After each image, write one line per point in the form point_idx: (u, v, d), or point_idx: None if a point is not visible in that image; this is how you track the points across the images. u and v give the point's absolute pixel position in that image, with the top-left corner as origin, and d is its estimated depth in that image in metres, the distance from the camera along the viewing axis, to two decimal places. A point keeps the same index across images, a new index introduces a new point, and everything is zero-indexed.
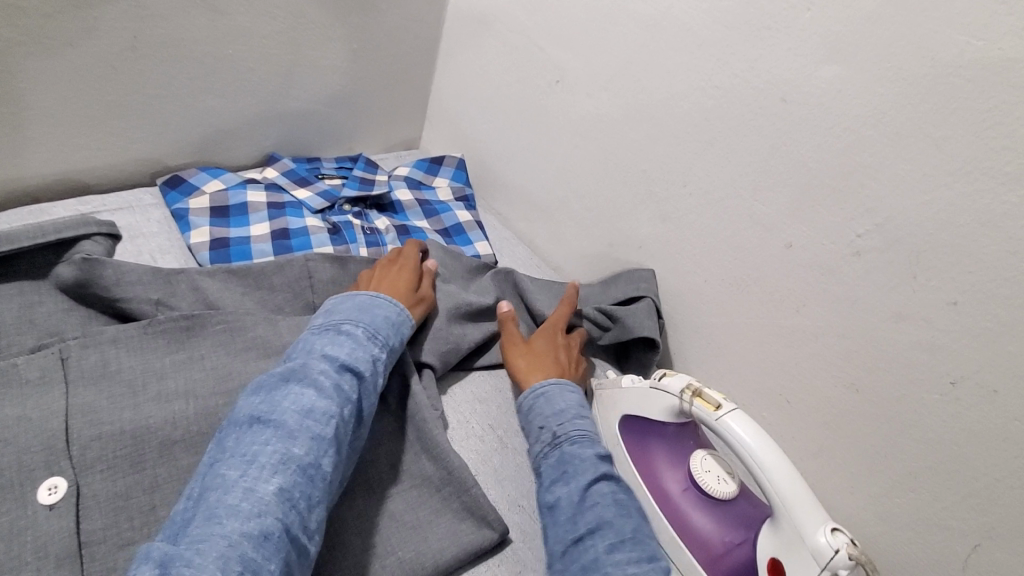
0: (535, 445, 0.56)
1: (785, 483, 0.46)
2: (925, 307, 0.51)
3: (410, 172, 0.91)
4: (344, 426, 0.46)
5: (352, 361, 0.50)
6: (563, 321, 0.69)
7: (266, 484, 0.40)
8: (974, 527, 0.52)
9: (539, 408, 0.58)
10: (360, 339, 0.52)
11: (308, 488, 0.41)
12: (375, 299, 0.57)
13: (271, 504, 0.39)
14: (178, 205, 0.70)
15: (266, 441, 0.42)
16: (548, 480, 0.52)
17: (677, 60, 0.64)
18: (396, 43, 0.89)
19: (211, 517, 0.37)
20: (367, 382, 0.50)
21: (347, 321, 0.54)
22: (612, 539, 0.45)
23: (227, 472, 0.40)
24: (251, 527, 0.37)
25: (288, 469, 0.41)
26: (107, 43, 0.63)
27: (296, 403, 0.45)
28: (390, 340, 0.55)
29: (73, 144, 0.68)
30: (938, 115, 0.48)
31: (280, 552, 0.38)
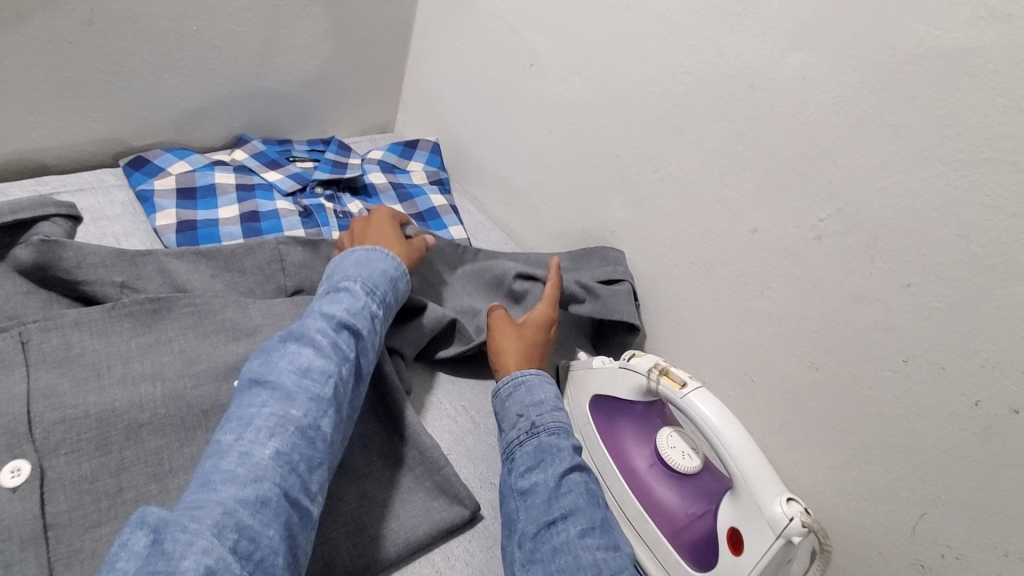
0: (511, 430, 0.55)
1: (745, 456, 0.48)
2: (882, 289, 0.53)
3: (384, 155, 0.90)
4: (343, 385, 0.47)
5: (349, 318, 0.50)
6: (552, 319, 0.67)
7: (264, 448, 0.40)
8: (921, 496, 0.55)
9: (518, 396, 0.57)
10: (358, 297, 0.53)
11: (306, 449, 0.41)
12: (371, 253, 0.58)
13: (268, 467, 0.39)
14: (143, 186, 0.69)
15: (262, 403, 0.42)
16: (521, 467, 0.51)
17: (650, 45, 0.65)
18: (369, 23, 0.87)
19: (206, 484, 0.37)
20: (365, 340, 0.51)
21: (344, 279, 0.54)
22: (583, 524, 0.46)
23: (224, 436, 0.40)
24: (248, 493, 0.37)
25: (284, 432, 0.41)
26: (61, 16, 0.61)
27: (293, 364, 0.45)
28: (387, 296, 0.56)
29: (28, 122, 0.66)
30: (897, 102, 0.49)
31: (280, 515, 0.38)
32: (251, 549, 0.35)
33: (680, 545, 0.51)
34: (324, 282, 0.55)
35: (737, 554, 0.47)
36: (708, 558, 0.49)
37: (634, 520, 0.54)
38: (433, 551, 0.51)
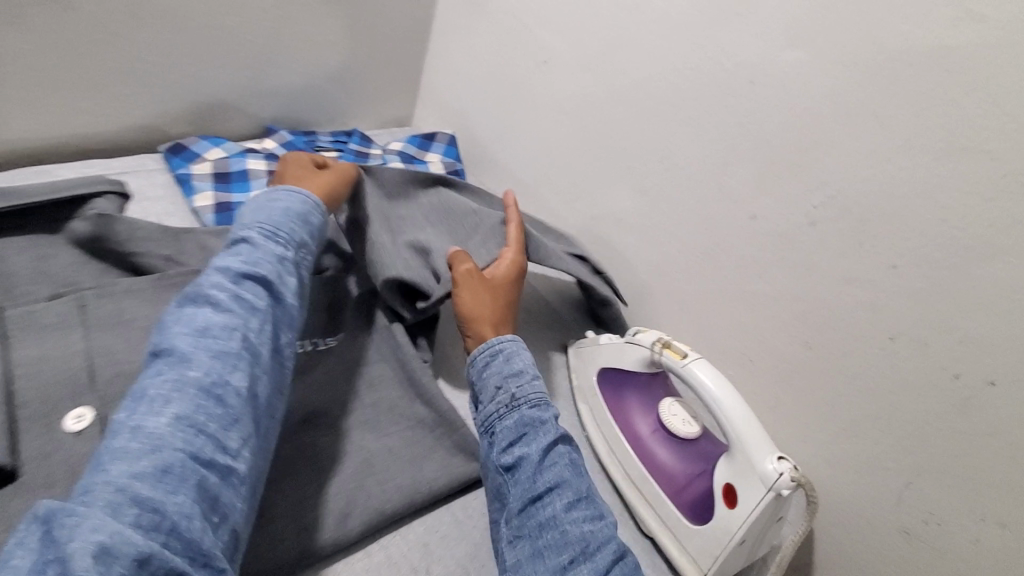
0: (489, 404, 0.53)
1: (740, 419, 0.52)
2: (871, 271, 0.58)
3: (403, 146, 0.95)
4: (252, 336, 0.44)
5: (250, 268, 0.47)
6: (523, 268, 0.68)
7: (160, 416, 0.37)
8: (905, 466, 0.59)
9: (496, 367, 0.56)
10: (260, 245, 0.50)
11: (214, 408, 0.39)
12: (272, 196, 0.55)
13: (166, 435, 0.37)
14: (182, 170, 0.74)
15: (158, 372, 0.40)
16: (504, 442, 0.51)
17: (656, 43, 0.69)
18: (390, 21, 0.92)
19: (97, 467, 0.35)
20: (275, 286, 0.48)
21: (243, 229, 0.51)
22: (569, 496, 0.46)
23: (118, 415, 0.38)
24: (144, 465, 0.35)
25: (184, 395, 0.39)
26: (113, 10, 0.66)
27: (190, 326, 0.42)
28: (295, 234, 0.53)
29: (77, 108, 0.71)
30: (884, 97, 0.53)
31: (188, 480, 0.36)
32: (157, 519, 0.33)
33: (680, 503, 0.55)
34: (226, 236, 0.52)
35: (731, 508, 0.51)
36: (704, 514, 0.53)
37: (637, 480, 0.58)
38: (451, 502, 0.56)
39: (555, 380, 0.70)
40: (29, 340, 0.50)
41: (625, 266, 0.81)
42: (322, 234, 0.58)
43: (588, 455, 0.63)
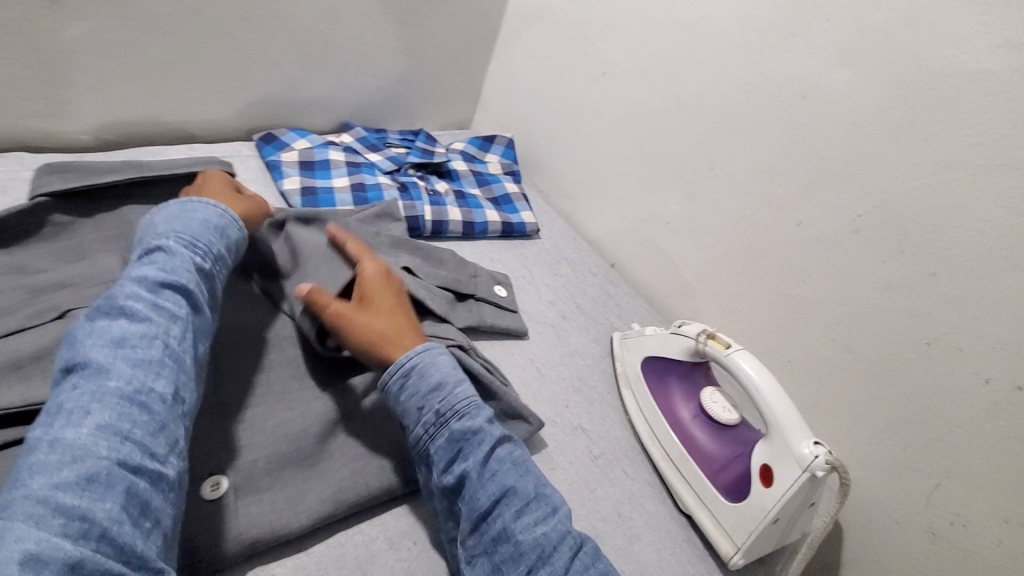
0: (416, 425, 0.50)
1: (779, 405, 0.56)
2: (911, 278, 0.61)
3: (465, 147, 1.02)
4: (175, 343, 0.43)
5: (168, 277, 0.46)
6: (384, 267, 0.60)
7: (78, 427, 0.36)
8: (934, 468, 0.61)
9: (411, 387, 0.51)
10: (175, 255, 0.48)
11: (139, 415, 0.38)
12: (185, 207, 0.54)
13: (89, 444, 0.36)
14: (273, 156, 0.82)
15: (72, 386, 0.38)
16: (441, 463, 0.48)
17: (712, 59, 0.75)
18: (459, 31, 1.00)
19: (14, 483, 0.33)
20: (195, 294, 0.47)
21: (156, 241, 0.49)
22: (517, 503, 0.47)
23: (32, 433, 0.36)
24: (67, 475, 0.34)
25: (105, 405, 0.37)
26: (225, 13, 0.75)
27: (105, 337, 0.41)
28: (210, 245, 0.52)
29: (187, 98, 0.80)
30: (928, 114, 0.57)
31: (116, 486, 0.35)
32: (85, 526, 0.33)
33: (719, 483, 0.59)
34: (136, 248, 0.50)
35: (767, 486, 0.55)
36: (740, 492, 0.57)
37: (677, 460, 0.63)
38: None
39: (601, 367, 0.74)
40: None
41: (671, 266, 0.86)
42: (240, 249, 0.57)
43: (631, 436, 0.68)
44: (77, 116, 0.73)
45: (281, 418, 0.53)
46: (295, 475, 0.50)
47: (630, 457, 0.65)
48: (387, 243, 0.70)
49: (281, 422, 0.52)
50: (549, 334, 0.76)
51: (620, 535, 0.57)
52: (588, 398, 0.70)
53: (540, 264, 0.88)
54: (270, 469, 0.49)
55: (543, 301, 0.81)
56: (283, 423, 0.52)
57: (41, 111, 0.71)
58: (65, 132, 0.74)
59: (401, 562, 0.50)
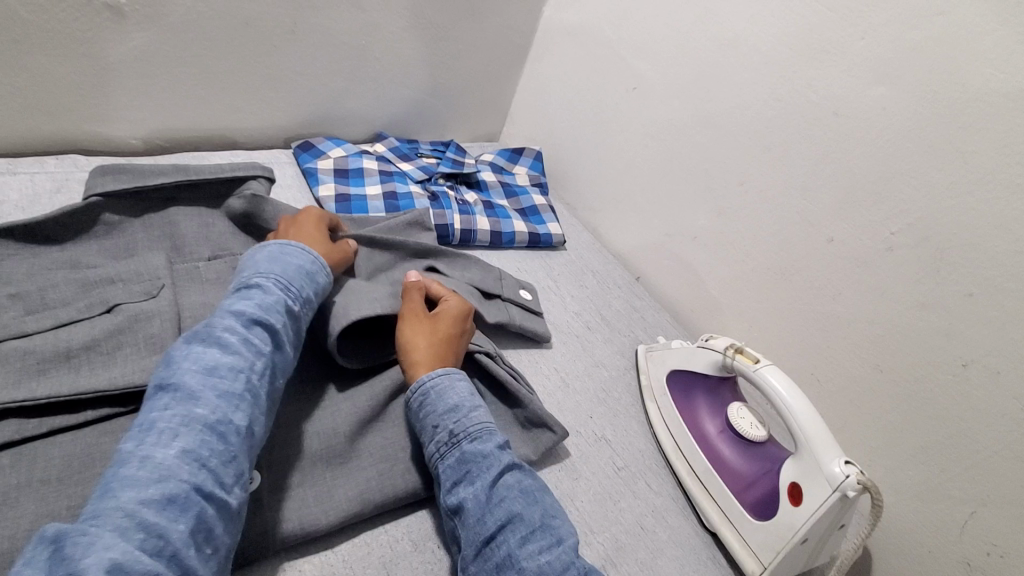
0: (428, 443, 0.51)
1: (809, 422, 0.55)
2: (946, 298, 0.60)
3: (494, 158, 1.04)
4: (257, 378, 0.44)
5: (262, 313, 0.47)
6: (467, 308, 0.62)
7: (167, 448, 0.37)
8: (971, 495, 0.59)
9: (429, 406, 0.52)
10: (269, 291, 0.49)
11: (218, 444, 0.39)
12: (285, 249, 0.55)
13: (173, 466, 0.37)
14: (309, 164, 0.85)
15: (164, 406, 0.39)
16: (448, 483, 0.49)
17: (744, 75, 0.75)
18: (492, 46, 1.02)
19: (105, 492, 0.34)
20: (280, 333, 0.48)
21: (256, 275, 0.51)
22: (522, 531, 0.45)
23: (125, 445, 0.37)
24: (151, 493, 0.35)
25: (191, 430, 0.39)
26: (272, 26, 0.79)
27: (198, 362, 0.42)
28: (304, 288, 0.52)
29: (232, 107, 0.84)
30: (966, 133, 0.57)
31: (190, 511, 0.36)
32: (160, 545, 0.33)
33: (745, 500, 0.59)
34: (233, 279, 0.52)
35: (796, 505, 0.54)
36: (767, 510, 0.57)
37: (702, 475, 0.62)
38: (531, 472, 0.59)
39: (626, 379, 0.74)
40: (194, 289, 0.62)
41: (698, 281, 0.85)
42: (328, 292, 0.57)
43: (655, 449, 0.67)
44: (127, 121, 0.77)
45: (313, 416, 0.54)
46: (324, 474, 0.51)
47: (654, 470, 0.65)
48: (418, 250, 0.71)
49: (314, 420, 0.53)
50: (574, 345, 0.76)
51: (643, 548, 0.56)
52: (613, 409, 0.70)
53: (565, 275, 0.88)
54: (303, 465, 0.51)
55: (568, 311, 0.82)
56: (315, 421, 0.53)
57: (96, 116, 0.74)
58: (116, 137, 0.78)
59: (424, 564, 0.50)
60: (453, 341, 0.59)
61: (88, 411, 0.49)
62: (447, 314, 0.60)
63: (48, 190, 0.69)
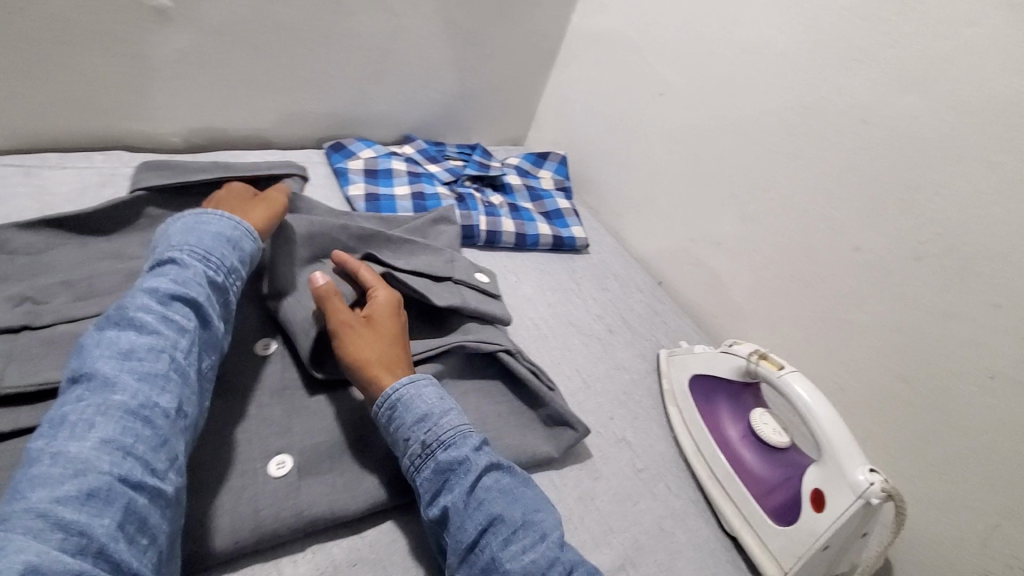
0: (403, 456, 0.50)
1: (833, 429, 0.55)
2: (974, 309, 0.60)
3: (519, 162, 1.06)
4: (181, 356, 0.44)
5: (180, 290, 0.47)
6: (398, 298, 0.60)
7: (82, 441, 0.37)
8: (995, 509, 0.58)
9: (397, 419, 0.50)
10: (188, 266, 0.50)
11: (142, 430, 0.39)
12: (201, 219, 0.55)
13: (91, 458, 0.37)
14: (340, 164, 0.88)
15: (78, 398, 0.40)
16: (427, 494, 0.48)
17: (771, 82, 0.76)
18: (519, 52, 1.04)
19: (17, 494, 0.35)
20: (205, 308, 0.48)
21: (172, 253, 0.51)
22: (504, 533, 0.46)
23: (36, 443, 0.37)
24: (69, 490, 0.35)
25: (109, 418, 0.39)
26: (309, 31, 0.82)
27: (112, 349, 0.42)
28: (226, 260, 0.53)
29: (268, 108, 0.87)
30: (996, 143, 0.57)
31: (116, 503, 0.36)
32: (84, 541, 0.34)
33: (766, 505, 0.59)
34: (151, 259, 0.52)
35: (818, 511, 0.54)
36: (788, 516, 0.57)
37: (722, 479, 0.62)
38: (552, 469, 0.60)
39: (646, 382, 0.75)
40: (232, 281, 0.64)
41: (721, 287, 0.86)
42: (257, 258, 0.58)
43: (675, 452, 0.68)
44: (169, 120, 0.80)
45: (343, 407, 0.56)
46: (352, 462, 0.53)
47: (674, 473, 0.65)
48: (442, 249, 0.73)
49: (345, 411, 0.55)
50: (595, 346, 0.77)
51: (662, 549, 0.57)
52: (633, 411, 0.70)
53: (588, 278, 0.89)
54: (332, 454, 0.53)
55: (590, 314, 0.82)
56: (345, 411, 0.56)
57: (140, 114, 0.78)
58: (158, 135, 0.81)
59: None
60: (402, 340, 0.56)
61: None
62: (381, 312, 0.57)
63: (95, 184, 0.72)
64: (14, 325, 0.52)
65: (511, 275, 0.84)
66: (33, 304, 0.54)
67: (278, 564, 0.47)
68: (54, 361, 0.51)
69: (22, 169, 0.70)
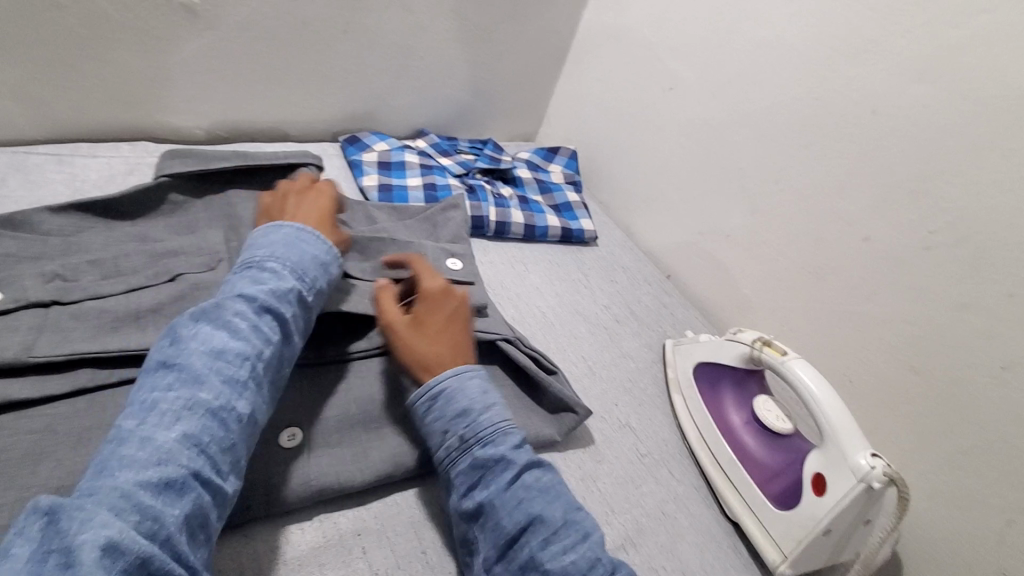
0: (440, 450, 0.50)
1: (835, 414, 0.55)
2: (985, 298, 0.59)
3: (530, 157, 1.08)
4: (262, 367, 0.45)
5: (273, 301, 0.49)
6: (449, 288, 0.58)
7: (167, 432, 0.38)
8: (1009, 503, 0.57)
9: (437, 412, 0.51)
10: (284, 278, 0.51)
11: (219, 431, 0.40)
12: (301, 234, 0.56)
13: (174, 450, 0.38)
14: (355, 156, 0.90)
15: (168, 386, 0.41)
16: (463, 487, 0.48)
17: (782, 75, 0.76)
18: (533, 48, 1.06)
19: (103, 470, 0.36)
20: (289, 322, 0.49)
21: (270, 260, 0.52)
22: (543, 534, 0.45)
23: (125, 423, 0.39)
24: (149, 476, 0.36)
25: (194, 414, 0.40)
26: (328, 27, 0.84)
27: (205, 346, 0.43)
28: (317, 278, 0.54)
29: (287, 101, 0.90)
30: (1008, 131, 0.56)
31: (186, 496, 0.37)
32: (154, 527, 0.35)
33: (768, 491, 0.59)
34: (248, 260, 0.53)
35: (820, 495, 0.54)
36: (791, 501, 0.57)
37: (725, 465, 0.63)
38: (556, 450, 0.61)
39: (652, 371, 0.75)
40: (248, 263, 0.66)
41: (730, 279, 0.86)
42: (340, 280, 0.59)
43: (679, 440, 0.68)
44: (193, 112, 0.84)
45: (351, 385, 0.57)
46: (359, 437, 0.55)
47: (677, 459, 0.65)
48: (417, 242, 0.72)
49: (351, 389, 0.57)
50: (602, 335, 0.78)
51: (663, 532, 0.57)
52: (638, 399, 0.71)
53: (596, 270, 0.90)
54: (340, 429, 0.54)
55: (598, 304, 0.83)
56: (349, 390, 0.57)
57: (166, 106, 0.81)
58: (183, 127, 0.84)
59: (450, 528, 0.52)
60: (452, 334, 0.55)
61: None
62: (428, 310, 0.56)
63: (122, 172, 0.76)
64: (44, 299, 0.54)
65: (520, 265, 0.85)
66: (64, 281, 0.57)
67: (286, 531, 0.49)
68: (82, 333, 0.53)
69: (56, 157, 0.74)
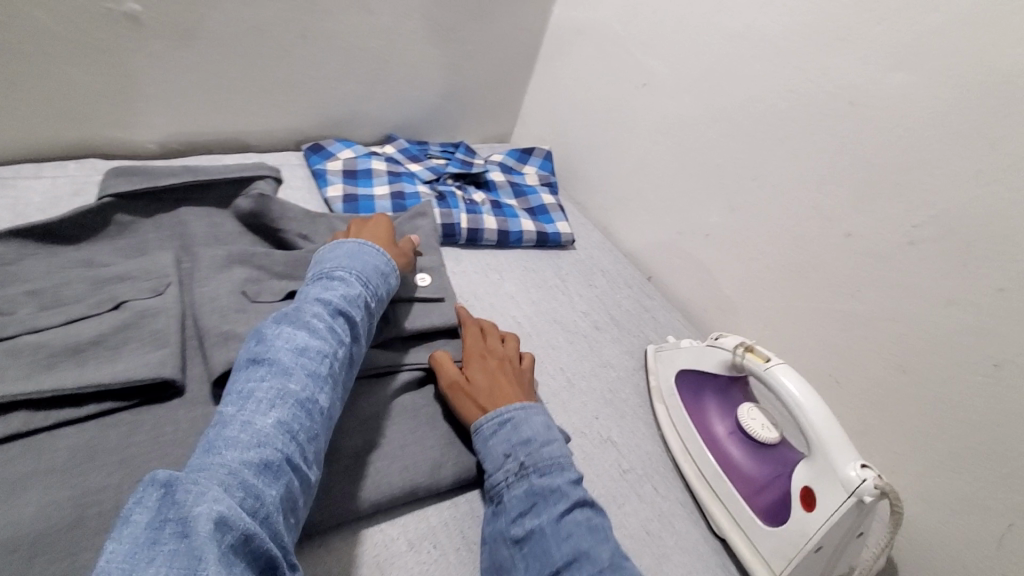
0: (497, 472, 0.51)
1: (823, 424, 0.52)
2: (975, 294, 0.56)
3: (503, 159, 1.04)
4: (338, 365, 0.48)
5: (346, 305, 0.51)
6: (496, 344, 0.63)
7: (264, 418, 0.40)
8: (1009, 507, 0.55)
9: (502, 437, 0.53)
10: (352, 285, 0.54)
11: (306, 421, 0.42)
12: (364, 247, 0.60)
13: (270, 434, 0.40)
14: (319, 165, 0.86)
15: (262, 377, 0.43)
16: (512, 512, 0.48)
17: (757, 67, 0.73)
18: (502, 47, 1.02)
19: (211, 448, 0.38)
20: (358, 326, 0.52)
21: (338, 269, 0.56)
22: (589, 570, 0.43)
23: (225, 409, 0.41)
24: (251, 456, 0.38)
25: (285, 404, 0.42)
26: (284, 31, 0.80)
27: (291, 343, 0.46)
28: (379, 287, 0.57)
29: (245, 111, 0.86)
30: (993, 119, 0.54)
31: (281, 479, 0.38)
32: (256, 505, 0.36)
33: (755, 505, 0.56)
34: (317, 270, 0.56)
35: (810, 510, 0.51)
36: (780, 516, 0.54)
37: (711, 479, 0.60)
38: None
39: (633, 380, 0.73)
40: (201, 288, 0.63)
41: (711, 280, 0.83)
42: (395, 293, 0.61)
43: (663, 452, 0.65)
44: (144, 126, 0.79)
45: None
46: None
47: (661, 474, 0.62)
48: None
49: None
50: (581, 344, 0.75)
51: (648, 555, 0.54)
52: (619, 411, 0.68)
53: (574, 275, 0.87)
54: None
55: (576, 311, 0.80)
56: None
57: (114, 121, 0.77)
58: (134, 142, 0.80)
59: (420, 565, 0.49)
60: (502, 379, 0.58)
61: (92, 406, 0.50)
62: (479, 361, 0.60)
63: (67, 193, 0.71)
64: None
65: (494, 274, 0.82)
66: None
67: None
68: (14, 372, 0.49)
69: None
